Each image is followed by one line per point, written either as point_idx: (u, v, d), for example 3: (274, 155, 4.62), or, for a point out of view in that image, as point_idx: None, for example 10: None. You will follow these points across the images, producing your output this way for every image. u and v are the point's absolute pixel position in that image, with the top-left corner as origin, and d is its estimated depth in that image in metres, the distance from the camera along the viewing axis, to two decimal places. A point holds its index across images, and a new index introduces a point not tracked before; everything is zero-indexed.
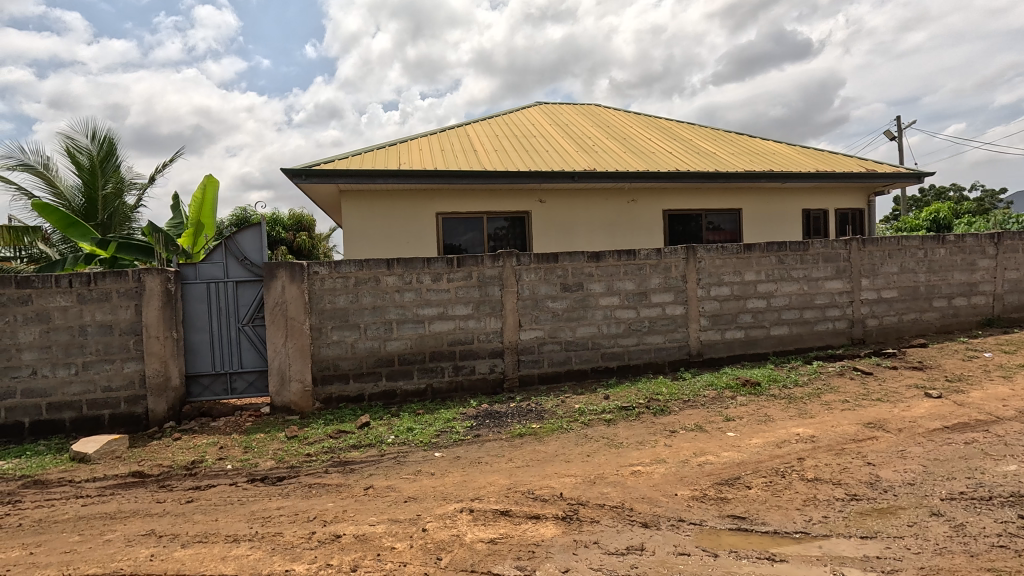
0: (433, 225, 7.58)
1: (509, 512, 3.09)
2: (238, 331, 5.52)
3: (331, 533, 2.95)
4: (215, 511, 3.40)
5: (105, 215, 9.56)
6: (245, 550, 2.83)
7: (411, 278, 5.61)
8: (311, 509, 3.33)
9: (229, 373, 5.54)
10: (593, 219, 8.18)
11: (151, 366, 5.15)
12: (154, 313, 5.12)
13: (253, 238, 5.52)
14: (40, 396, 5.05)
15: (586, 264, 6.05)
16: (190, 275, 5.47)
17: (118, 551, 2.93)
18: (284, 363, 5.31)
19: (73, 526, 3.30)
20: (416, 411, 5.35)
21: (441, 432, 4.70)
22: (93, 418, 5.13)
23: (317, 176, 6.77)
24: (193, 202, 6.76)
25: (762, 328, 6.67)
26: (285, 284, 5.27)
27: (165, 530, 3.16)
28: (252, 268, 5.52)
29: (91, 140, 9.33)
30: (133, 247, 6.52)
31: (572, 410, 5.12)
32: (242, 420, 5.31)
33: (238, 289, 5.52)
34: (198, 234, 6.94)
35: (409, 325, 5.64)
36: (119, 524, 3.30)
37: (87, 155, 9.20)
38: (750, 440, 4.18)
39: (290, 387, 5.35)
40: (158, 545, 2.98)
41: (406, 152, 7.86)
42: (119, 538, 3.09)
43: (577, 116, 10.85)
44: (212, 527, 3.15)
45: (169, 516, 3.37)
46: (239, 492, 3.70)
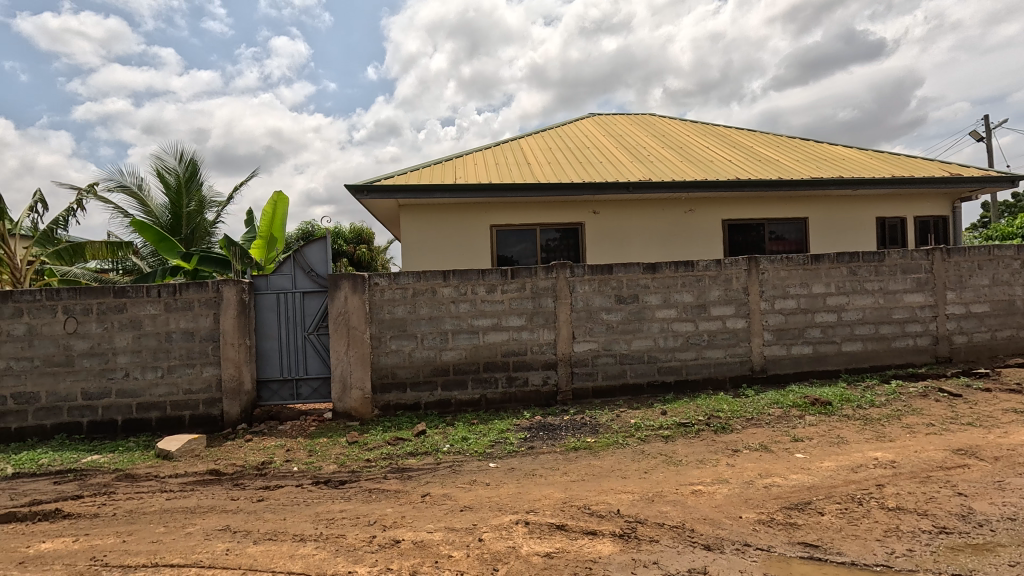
0: (487, 237, 7.71)
1: (565, 526, 3.05)
2: (304, 339, 5.81)
3: (391, 538, 3.02)
4: (284, 510, 3.57)
5: (188, 230, 10.36)
6: (312, 550, 2.96)
7: (466, 289, 5.72)
8: (372, 513, 3.43)
9: (296, 379, 5.82)
10: (648, 230, 8.03)
11: (227, 370, 5.51)
12: (231, 321, 5.50)
13: (319, 250, 5.82)
14: (131, 396, 5.52)
15: (642, 275, 5.94)
16: (262, 286, 5.83)
17: (198, 544, 3.13)
18: (345, 370, 5.54)
19: (160, 517, 3.58)
20: (471, 420, 5.42)
21: (494, 443, 4.72)
22: (176, 419, 5.54)
23: (378, 192, 7.07)
24: (265, 216, 7.19)
25: (833, 343, 6.28)
26: (347, 295, 5.53)
27: (239, 526, 3.35)
28: (318, 279, 5.82)
29: (178, 162, 10.26)
30: (212, 260, 6.99)
31: (628, 425, 5.01)
32: (307, 424, 5.58)
33: (305, 299, 5.83)
34: (269, 247, 7.39)
35: (463, 335, 5.73)
36: (199, 518, 3.54)
37: (174, 175, 10.11)
38: (821, 463, 3.93)
39: (350, 394, 5.56)
40: (233, 539, 3.17)
41: (462, 166, 8.06)
42: (198, 531, 3.31)
43: (631, 126, 10.74)
44: (281, 526, 3.30)
45: (243, 513, 3.57)
46: (306, 493, 3.88)
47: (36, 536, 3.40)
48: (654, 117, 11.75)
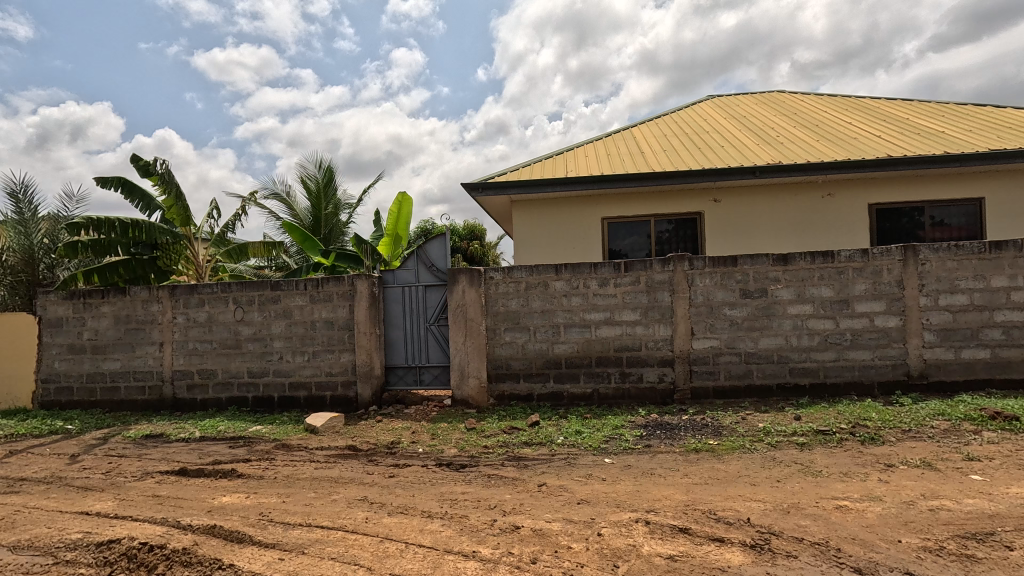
0: (598, 230, 7.59)
1: (689, 529, 2.91)
2: (426, 330, 6.20)
3: (511, 523, 3.11)
4: (413, 487, 3.85)
5: (326, 230, 11.56)
6: (439, 526, 3.15)
7: (578, 283, 5.68)
8: (492, 497, 3.57)
9: (419, 366, 6.23)
10: (777, 218, 7.34)
11: (360, 357, 6.07)
12: (363, 312, 6.05)
13: (439, 246, 6.15)
14: (285, 376, 6.31)
15: (771, 267, 5.44)
16: (390, 280, 6.32)
17: (342, 510, 3.50)
18: (463, 360, 5.82)
19: (310, 484, 4.06)
20: (584, 414, 5.39)
21: (609, 439, 4.65)
22: (319, 398, 6.23)
23: (491, 189, 7.29)
24: (391, 215, 7.77)
25: (1020, 347, 5.24)
26: (465, 288, 5.79)
27: (375, 498, 3.67)
28: (438, 273, 6.17)
29: (318, 169, 11.46)
30: (347, 257, 7.73)
31: (755, 429, 4.64)
32: (429, 409, 5.95)
33: (426, 292, 6.21)
34: (394, 244, 7.98)
35: (576, 329, 5.71)
36: (341, 487, 3.95)
37: (314, 181, 11.32)
38: (1007, 488, 3.30)
39: (468, 382, 5.83)
40: (370, 509, 3.49)
41: (573, 159, 8.01)
42: (342, 499, 3.69)
43: (756, 106, 9.88)
44: (411, 502, 3.56)
45: (378, 486, 3.92)
46: (431, 474, 4.14)
47: (219, 490, 4.04)
48: (783, 94, 10.68)
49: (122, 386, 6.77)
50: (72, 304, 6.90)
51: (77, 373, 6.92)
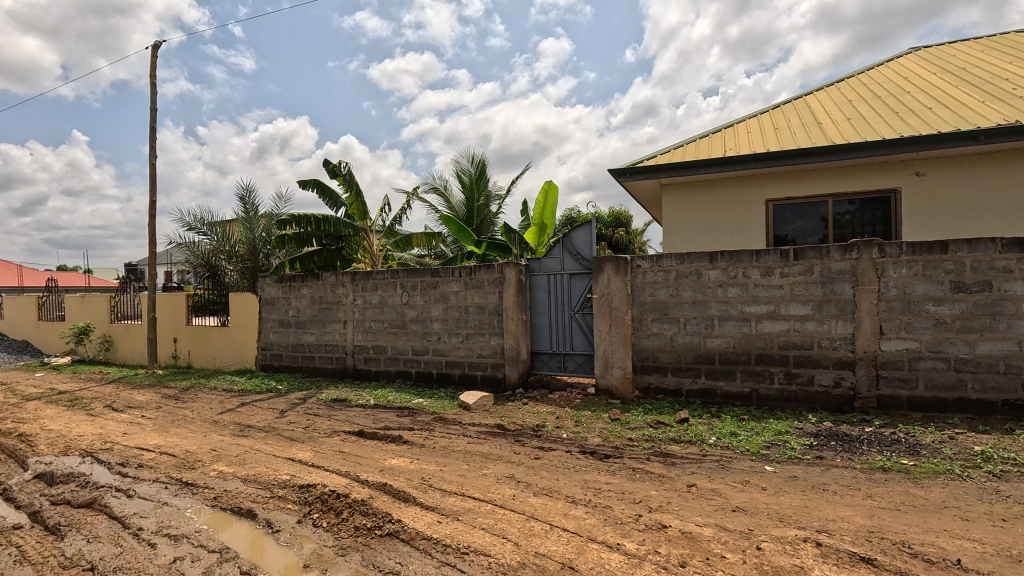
0: (761, 214, 6.85)
1: (873, 560, 2.51)
2: (570, 318, 6.25)
3: (658, 521, 3.00)
4: (557, 471, 3.94)
5: (478, 221, 12.28)
6: (583, 513, 3.18)
7: (736, 272, 5.21)
8: (637, 491, 3.48)
9: (563, 353, 6.31)
10: (1010, 193, 5.85)
11: (508, 341, 6.36)
12: (511, 298, 6.31)
13: (585, 234, 6.12)
14: (442, 356, 6.90)
15: (1000, 255, 4.36)
16: (536, 268, 6.49)
17: (492, 485, 3.72)
18: (608, 349, 5.74)
19: (464, 456, 4.39)
20: (740, 416, 4.95)
21: (771, 445, 4.21)
22: (472, 377, 6.69)
23: (640, 173, 7.01)
24: (538, 205, 7.93)
25: None
26: (610, 277, 5.69)
27: (522, 477, 3.84)
28: (583, 262, 6.15)
29: (471, 164, 12.17)
30: (497, 246, 8.12)
31: (968, 453, 3.80)
32: (573, 396, 6.00)
33: (571, 280, 6.24)
34: (541, 233, 8.14)
35: (733, 322, 5.25)
36: (491, 463, 4.20)
37: (468, 175, 12.06)
38: None
39: (612, 372, 5.74)
40: (517, 488, 3.65)
41: (733, 136, 7.31)
42: (492, 475, 3.93)
43: (981, 53, 7.94)
44: (555, 485, 3.65)
45: (524, 466, 4.08)
46: (575, 460, 4.19)
47: (389, 453, 4.59)
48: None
49: (316, 356, 8.04)
50: (281, 286, 8.39)
51: (285, 343, 8.40)
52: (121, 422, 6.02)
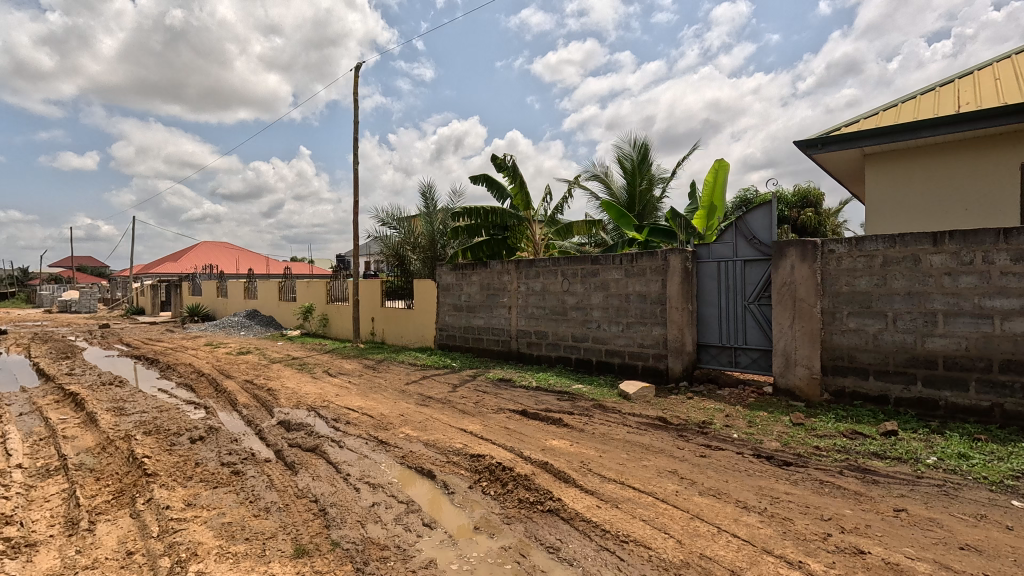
0: (1013, 183, 5.37)
1: None
2: (744, 309, 5.70)
3: (852, 544, 2.60)
4: (726, 473, 3.66)
5: (640, 206, 11.70)
6: (756, 522, 2.91)
7: (970, 257, 4.20)
8: (825, 507, 3.05)
9: (735, 347, 5.79)
10: None
11: (672, 331, 6.07)
12: (676, 287, 6.01)
13: (763, 216, 5.50)
14: (602, 343, 6.89)
15: None
16: (704, 254, 6.06)
17: (653, 478, 3.62)
18: (790, 345, 5.10)
19: (624, 445, 4.34)
20: (973, 435, 3.98)
21: (1021, 476, 3.31)
22: (632, 366, 6.54)
23: (836, 143, 6.02)
24: (707, 184, 7.28)
25: None
26: (795, 263, 5.05)
27: (686, 474, 3.65)
28: (760, 247, 5.56)
29: (632, 148, 11.63)
30: (661, 231, 7.79)
31: None
32: (746, 394, 5.48)
33: (746, 268, 5.68)
34: (711, 215, 7.46)
35: (964, 319, 4.24)
36: (652, 455, 4.08)
37: (629, 160, 11.55)
38: None
39: (795, 371, 5.09)
40: (681, 484, 3.48)
41: (972, 87, 5.83)
42: (653, 467, 3.81)
43: None
44: (724, 487, 3.40)
45: (688, 463, 3.88)
46: (747, 463, 3.84)
47: (550, 434, 4.76)
48: None
49: (484, 338, 8.68)
50: (455, 274, 9.21)
51: (458, 325, 9.24)
52: (335, 385, 7.28)
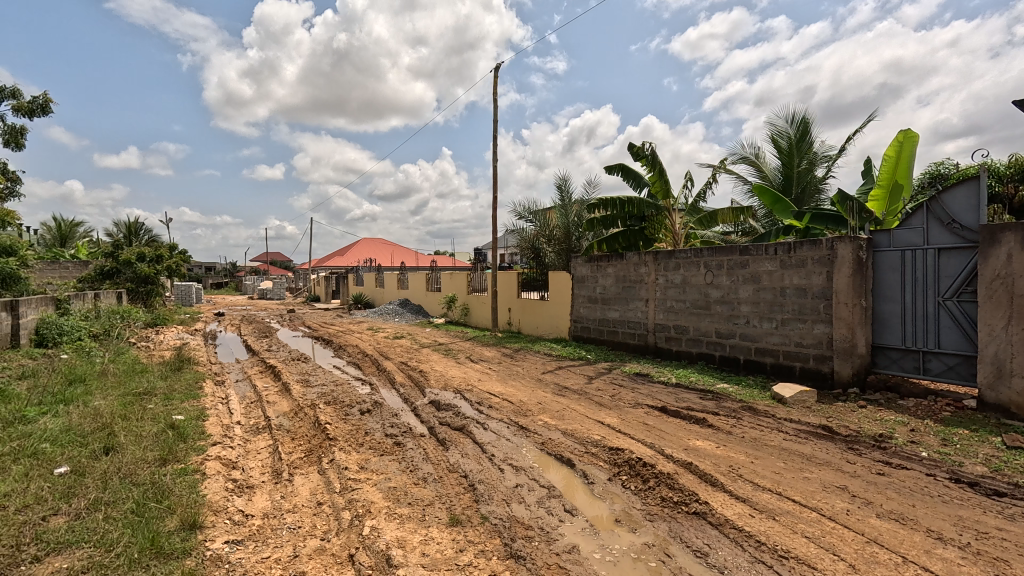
0: None
1: None
2: (937, 306, 4.83)
3: None
4: (912, 496, 3.15)
5: (798, 189, 10.15)
6: (957, 558, 2.47)
7: None
8: None
9: (923, 351, 4.92)
10: None
11: (839, 330, 5.36)
12: (845, 280, 5.30)
13: (965, 195, 4.60)
14: (752, 341, 6.36)
15: None
16: (883, 243, 5.24)
17: (817, 492, 3.26)
18: (1002, 351, 4.19)
19: (779, 453, 3.97)
20: None
21: None
22: (788, 367, 5.93)
23: None
24: (887, 159, 6.25)
25: None
26: (1012, 251, 4.14)
27: (859, 492, 3.23)
28: (962, 232, 4.65)
29: (790, 123, 10.12)
30: (825, 217, 6.91)
31: None
32: (938, 407, 4.63)
33: (941, 257, 4.80)
34: (891, 196, 6.40)
35: None
36: (815, 467, 3.67)
37: (785, 138, 10.08)
38: None
39: (1010, 383, 4.16)
40: (852, 503, 3.09)
41: None
42: (817, 480, 3.43)
43: None
44: (910, 512, 2.93)
45: (862, 480, 3.42)
46: (940, 488, 3.26)
47: (693, 433, 4.54)
48: None
49: (620, 331, 8.53)
50: (590, 266, 9.19)
51: (592, 317, 9.21)
52: (477, 370, 7.77)
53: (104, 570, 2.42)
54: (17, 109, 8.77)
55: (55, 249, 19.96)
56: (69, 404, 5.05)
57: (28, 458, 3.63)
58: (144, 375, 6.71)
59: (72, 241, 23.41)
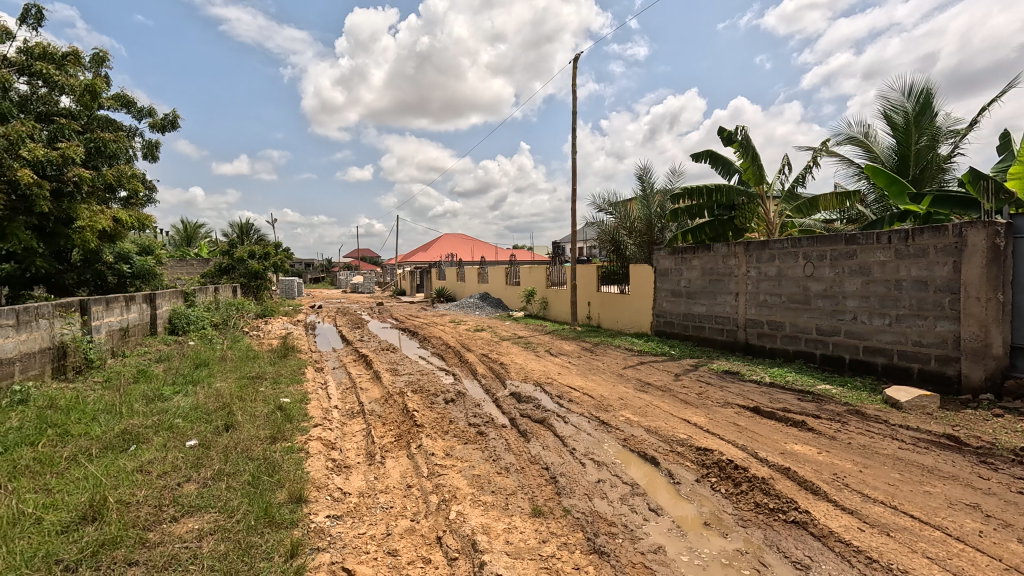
0: None
1: None
2: None
3: None
4: None
5: (917, 169, 9.03)
6: None
7: None
8: None
9: None
10: None
11: (968, 328, 4.73)
12: (976, 271, 4.66)
13: None
14: (859, 339, 5.80)
15: None
16: None
17: (941, 508, 2.91)
18: None
19: (893, 463, 3.59)
20: None
21: None
22: (903, 369, 5.33)
23: None
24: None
25: None
26: None
27: (994, 512, 2.84)
28: None
29: (908, 96, 8.97)
30: (951, 201, 6.11)
31: None
32: None
33: None
34: None
35: None
36: (938, 481, 3.27)
37: (902, 114, 8.97)
38: None
39: None
40: (986, 524, 2.73)
41: None
42: (940, 496, 3.06)
43: None
44: None
45: (997, 498, 3.00)
46: None
47: (790, 436, 4.23)
48: None
49: (706, 327, 8.13)
50: (674, 258, 8.83)
51: (677, 311, 8.86)
52: (557, 364, 7.77)
53: (227, 533, 2.72)
54: (152, 126, 10.00)
55: (183, 248, 22.61)
56: (196, 385, 5.72)
57: (166, 431, 4.16)
58: (255, 361, 7.43)
59: (196, 241, 26.38)
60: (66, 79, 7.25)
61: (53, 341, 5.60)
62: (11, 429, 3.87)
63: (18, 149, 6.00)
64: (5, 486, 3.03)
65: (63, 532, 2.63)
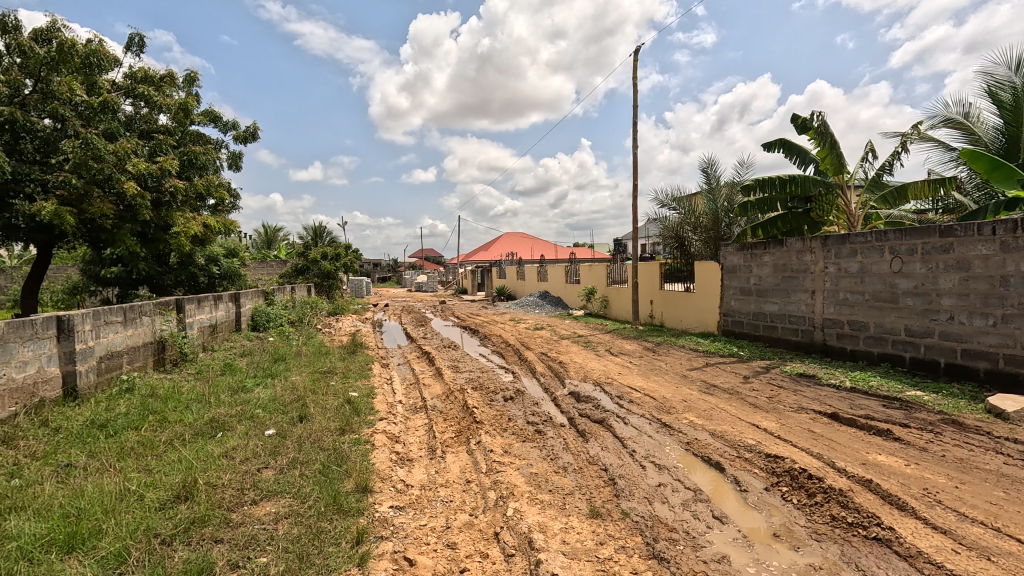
0: None
1: None
2: None
3: None
4: None
5: None
6: None
7: None
8: None
9: None
10: None
11: None
12: None
13: None
14: (957, 341, 5.25)
15: None
16: None
17: None
18: None
19: (996, 480, 3.22)
20: None
21: None
22: (1012, 375, 4.78)
23: None
24: None
25: None
26: None
27: None
28: None
29: (1018, 70, 7.99)
30: None
31: None
32: None
33: None
34: None
35: None
36: None
37: (1009, 90, 8.03)
38: None
39: None
40: None
41: None
42: None
43: None
44: None
45: None
46: None
47: (874, 446, 3.90)
48: None
49: (779, 327, 7.68)
50: (743, 254, 8.40)
51: (746, 310, 8.43)
52: (618, 364, 7.62)
53: (300, 518, 2.91)
54: (236, 138, 10.84)
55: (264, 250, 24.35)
56: (275, 378, 6.16)
57: (248, 420, 4.51)
58: (327, 356, 7.88)
59: (275, 243, 28.34)
60: (164, 99, 7.98)
61: (155, 336, 6.22)
62: (120, 414, 4.34)
63: (124, 164, 6.68)
64: (115, 465, 3.41)
65: (161, 509, 2.92)
